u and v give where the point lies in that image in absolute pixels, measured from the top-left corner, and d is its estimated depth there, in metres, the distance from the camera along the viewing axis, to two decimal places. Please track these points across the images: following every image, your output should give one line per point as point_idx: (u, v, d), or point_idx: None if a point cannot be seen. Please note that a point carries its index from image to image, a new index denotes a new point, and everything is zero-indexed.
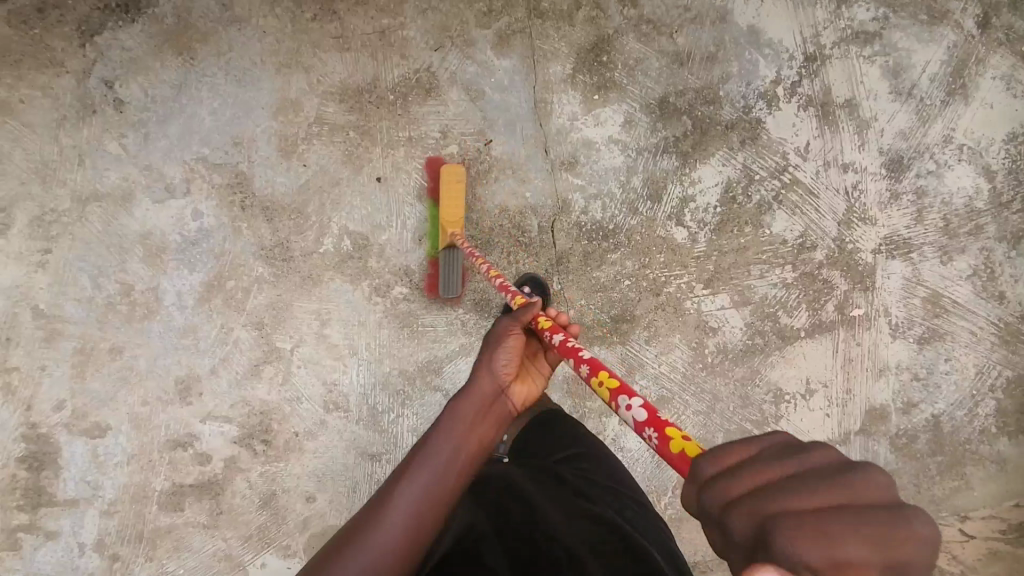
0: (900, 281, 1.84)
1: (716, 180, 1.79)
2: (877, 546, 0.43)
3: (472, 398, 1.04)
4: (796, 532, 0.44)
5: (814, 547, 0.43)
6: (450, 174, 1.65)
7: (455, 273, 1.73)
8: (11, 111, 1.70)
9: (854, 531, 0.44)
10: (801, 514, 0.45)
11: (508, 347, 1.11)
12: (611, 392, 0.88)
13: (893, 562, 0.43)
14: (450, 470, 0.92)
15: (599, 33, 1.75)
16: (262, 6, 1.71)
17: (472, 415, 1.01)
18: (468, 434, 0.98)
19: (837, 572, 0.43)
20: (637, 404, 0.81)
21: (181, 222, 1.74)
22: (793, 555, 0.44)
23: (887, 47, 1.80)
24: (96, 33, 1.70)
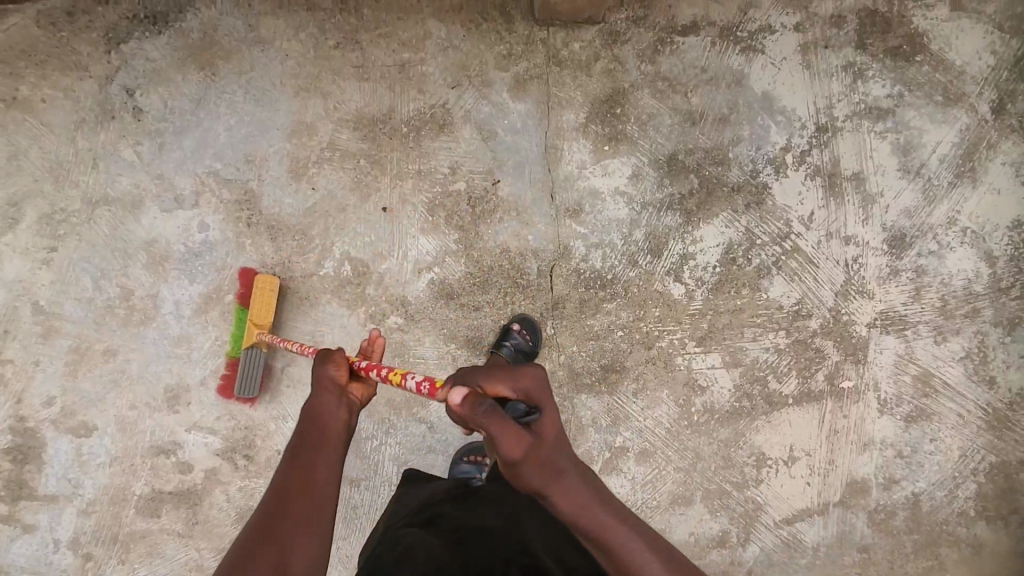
0: (892, 356, 1.85)
1: (718, 240, 1.80)
2: (509, 373, 0.95)
3: (326, 396, 1.10)
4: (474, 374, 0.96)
5: (480, 376, 0.95)
6: (263, 284, 1.69)
7: (251, 372, 1.70)
8: (32, 109, 1.73)
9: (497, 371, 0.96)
10: (480, 369, 0.97)
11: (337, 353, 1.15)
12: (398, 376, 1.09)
13: (517, 381, 0.95)
14: (327, 470, 0.99)
15: (615, 86, 1.77)
16: (288, 30, 1.74)
17: (329, 413, 1.08)
18: (330, 430, 1.05)
19: (489, 385, 0.94)
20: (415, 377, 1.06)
21: (187, 233, 1.76)
22: (471, 382, 0.94)
23: (899, 124, 1.81)
24: (122, 41, 1.74)
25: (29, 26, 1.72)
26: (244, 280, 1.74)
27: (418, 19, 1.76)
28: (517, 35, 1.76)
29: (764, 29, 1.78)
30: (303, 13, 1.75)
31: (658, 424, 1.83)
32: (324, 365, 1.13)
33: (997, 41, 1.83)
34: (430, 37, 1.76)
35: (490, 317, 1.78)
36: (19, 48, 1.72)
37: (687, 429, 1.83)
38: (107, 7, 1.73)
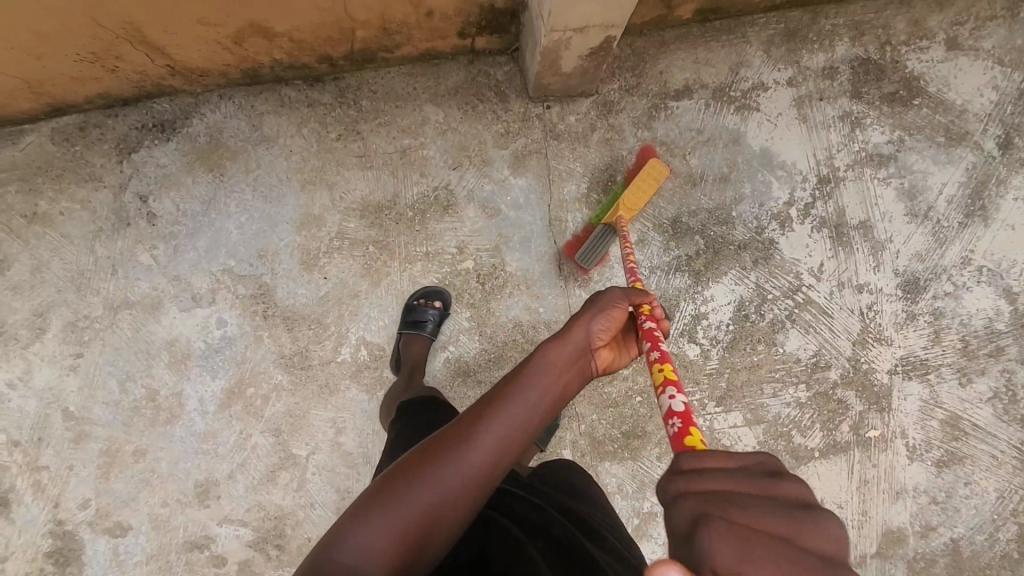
0: (918, 402, 1.80)
1: (729, 298, 1.80)
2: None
3: (567, 349, 1.03)
4: (719, 537, 0.54)
5: (729, 552, 0.52)
6: (652, 168, 1.67)
7: (595, 246, 1.74)
8: (53, 223, 1.80)
9: (771, 548, 0.52)
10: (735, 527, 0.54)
11: (612, 314, 1.10)
12: (664, 380, 0.97)
13: None
14: (528, 420, 0.94)
15: (614, 154, 1.80)
16: (290, 126, 1.79)
17: (560, 368, 1.00)
18: (551, 385, 0.98)
19: None
20: (678, 399, 0.90)
21: (206, 330, 1.81)
22: (706, 559, 0.53)
23: (902, 169, 1.80)
24: (132, 151, 1.79)
25: (45, 143, 1.80)
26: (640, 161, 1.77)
27: (415, 106, 1.80)
28: (513, 112, 1.80)
29: (757, 87, 1.79)
30: (304, 109, 1.79)
31: None
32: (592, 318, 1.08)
33: (997, 75, 1.82)
34: (428, 122, 1.80)
35: None
36: (36, 166, 1.79)
37: None
38: (117, 119, 1.79)
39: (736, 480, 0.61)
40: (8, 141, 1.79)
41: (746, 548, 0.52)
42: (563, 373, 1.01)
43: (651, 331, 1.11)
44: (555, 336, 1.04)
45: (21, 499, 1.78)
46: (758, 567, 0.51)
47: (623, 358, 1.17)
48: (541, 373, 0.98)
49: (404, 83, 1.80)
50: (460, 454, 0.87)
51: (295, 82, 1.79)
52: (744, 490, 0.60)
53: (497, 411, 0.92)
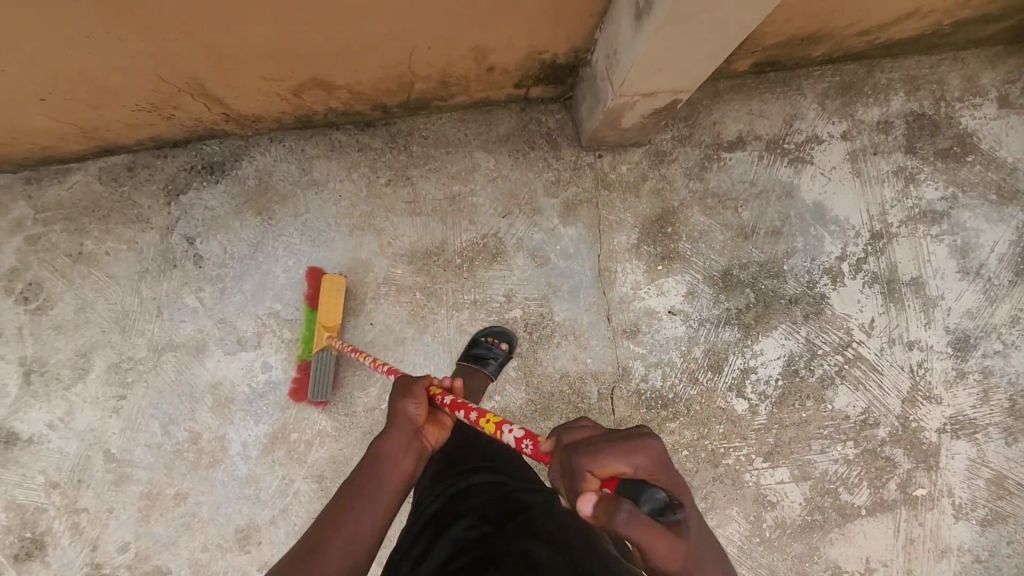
0: (965, 461, 1.79)
1: (779, 352, 1.79)
2: (633, 454, 0.76)
3: (394, 441, 1.02)
4: (587, 456, 0.77)
5: (595, 460, 0.77)
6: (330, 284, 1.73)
7: (319, 377, 1.73)
8: (98, 263, 1.79)
9: (612, 447, 0.77)
10: (591, 449, 0.78)
11: (418, 396, 1.08)
12: (495, 424, 1.00)
13: (643, 462, 0.75)
14: (368, 524, 0.91)
15: (665, 205, 1.79)
16: (340, 171, 1.78)
17: (386, 466, 0.99)
18: (392, 471, 0.99)
19: (608, 471, 0.76)
20: (516, 430, 0.95)
21: (251, 374, 1.79)
22: (585, 469, 0.77)
23: (955, 226, 1.79)
24: (181, 192, 1.78)
25: (91, 182, 1.78)
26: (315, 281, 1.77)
27: (466, 152, 1.79)
28: (564, 161, 1.79)
29: (811, 139, 1.78)
30: (354, 154, 1.78)
31: (730, 545, 1.75)
32: (399, 407, 1.07)
33: None
34: (478, 169, 1.79)
35: None
36: (82, 205, 1.78)
37: (760, 546, 1.75)
38: (166, 160, 1.78)
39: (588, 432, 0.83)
40: (54, 180, 1.78)
41: (603, 450, 0.77)
42: (392, 469, 1.00)
43: (455, 402, 1.08)
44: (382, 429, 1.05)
45: (58, 541, 1.76)
46: (613, 454, 0.76)
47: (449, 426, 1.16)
48: (368, 480, 0.96)
49: (455, 129, 1.79)
50: None
51: (346, 127, 1.79)
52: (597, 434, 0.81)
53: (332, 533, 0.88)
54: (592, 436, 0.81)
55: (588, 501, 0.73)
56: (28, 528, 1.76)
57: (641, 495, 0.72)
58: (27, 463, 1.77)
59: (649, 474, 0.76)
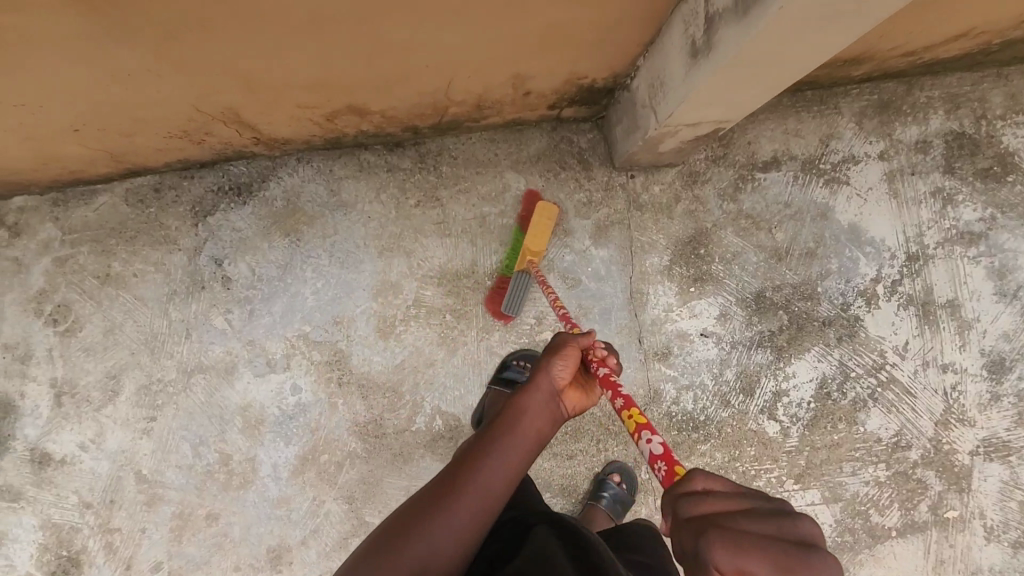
0: (998, 483, 1.77)
1: (812, 374, 1.77)
2: (781, 566, 0.64)
3: (536, 393, 1.14)
4: (721, 542, 0.67)
5: (728, 554, 0.66)
6: (544, 212, 1.67)
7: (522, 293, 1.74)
8: (125, 285, 1.78)
9: (757, 545, 0.65)
10: (728, 531, 0.68)
11: (566, 356, 1.18)
12: (637, 427, 1.07)
13: None
14: (507, 470, 1.01)
15: (698, 227, 1.77)
16: (369, 192, 1.77)
17: (531, 416, 1.10)
18: (527, 431, 1.07)
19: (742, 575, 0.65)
20: (655, 442, 1.00)
21: (280, 396, 1.78)
22: (712, 559, 0.67)
23: (993, 248, 1.77)
24: (208, 214, 1.77)
25: (118, 204, 1.77)
26: (529, 202, 1.76)
27: (496, 173, 1.77)
28: (596, 182, 1.77)
29: (847, 159, 1.77)
30: (383, 174, 1.77)
31: None
32: (548, 365, 1.18)
33: None
34: (509, 190, 1.77)
35: (584, 464, 1.75)
36: (109, 226, 1.77)
37: None
38: (193, 181, 1.77)
39: (728, 501, 0.73)
40: (81, 202, 1.78)
41: (743, 545, 0.66)
42: (534, 420, 1.10)
43: (607, 376, 1.19)
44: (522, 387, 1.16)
45: (92, 560, 1.75)
46: (754, 558, 0.65)
47: (593, 401, 1.25)
48: (513, 425, 1.07)
49: (485, 149, 1.77)
50: (439, 521, 0.93)
51: (375, 147, 1.77)
52: (742, 512, 0.70)
53: (475, 469, 1.00)
54: (728, 511, 0.71)
55: None
56: (63, 547, 1.75)
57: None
58: (60, 483, 1.77)
59: None
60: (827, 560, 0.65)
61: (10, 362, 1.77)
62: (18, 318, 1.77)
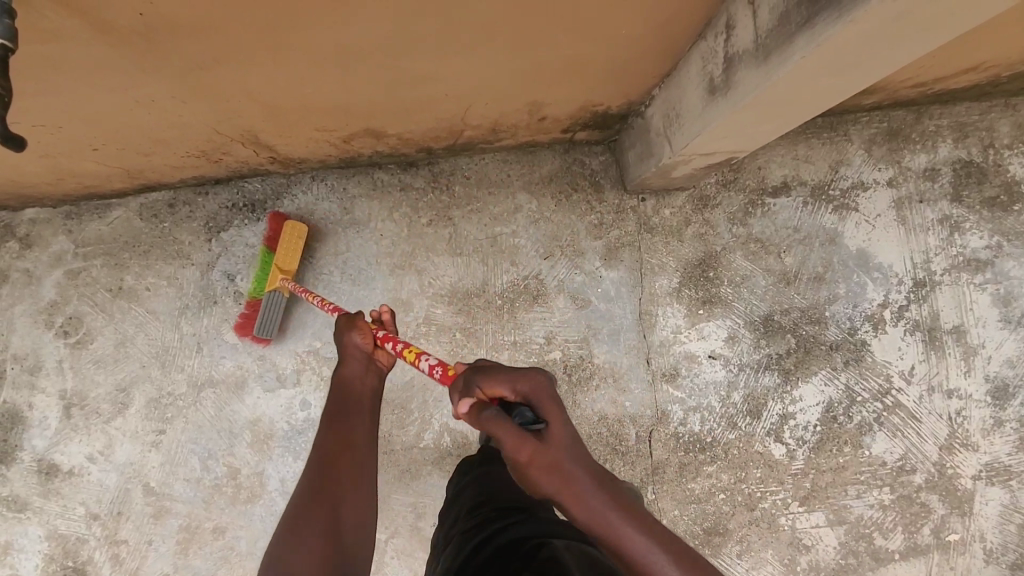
0: (1000, 508, 1.77)
1: (819, 398, 1.79)
2: (510, 379, 0.80)
3: (353, 367, 1.20)
4: (479, 375, 0.84)
5: (477, 380, 0.83)
6: (292, 228, 1.67)
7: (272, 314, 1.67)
8: (138, 298, 1.80)
9: (496, 370, 0.82)
10: (481, 368, 0.86)
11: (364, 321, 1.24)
12: (413, 357, 1.11)
13: (517, 386, 0.79)
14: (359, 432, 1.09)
15: (707, 250, 1.79)
16: (382, 210, 1.79)
17: (358, 385, 1.18)
18: (360, 400, 1.16)
19: (487, 392, 0.81)
20: (432, 359, 1.06)
21: (289, 412, 1.78)
22: (471, 386, 0.83)
23: (998, 275, 1.79)
24: (222, 229, 1.79)
25: (132, 218, 1.79)
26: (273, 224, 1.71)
27: (509, 193, 1.79)
28: (607, 204, 1.79)
29: (856, 186, 1.80)
30: (396, 193, 1.79)
31: None
32: (350, 337, 1.24)
33: None
34: (521, 210, 1.79)
35: None
36: (122, 240, 1.79)
37: None
38: (207, 197, 1.79)
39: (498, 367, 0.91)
40: (95, 215, 1.79)
41: (491, 371, 0.83)
42: (364, 386, 1.18)
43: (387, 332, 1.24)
44: (340, 362, 1.23)
45: (99, 571, 1.75)
46: (496, 379, 0.81)
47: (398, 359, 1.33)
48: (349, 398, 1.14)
49: (498, 170, 1.79)
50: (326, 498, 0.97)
51: (388, 166, 1.79)
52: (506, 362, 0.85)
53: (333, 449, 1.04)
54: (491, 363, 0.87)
55: (464, 406, 0.81)
56: (69, 557, 1.76)
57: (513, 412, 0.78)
58: (67, 494, 1.77)
59: (525, 393, 0.78)
60: (544, 377, 0.80)
61: (19, 373, 1.78)
62: (30, 329, 1.78)
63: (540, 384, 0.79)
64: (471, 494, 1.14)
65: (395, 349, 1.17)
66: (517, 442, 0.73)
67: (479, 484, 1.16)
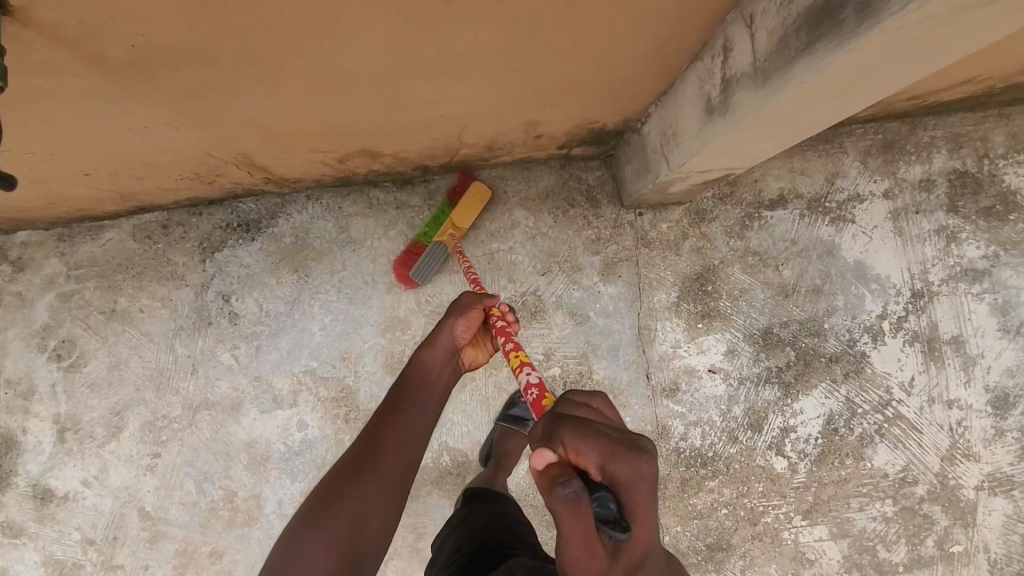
0: (1003, 518, 1.76)
1: (819, 410, 1.78)
2: (607, 461, 0.70)
3: (434, 356, 1.18)
4: (572, 433, 0.73)
5: (571, 439, 0.72)
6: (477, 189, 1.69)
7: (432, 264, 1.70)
8: (132, 320, 1.78)
9: (593, 438, 0.71)
10: (573, 421, 0.74)
11: (470, 317, 1.22)
12: (519, 363, 1.09)
13: (609, 472, 0.70)
14: (416, 426, 1.09)
15: (705, 264, 1.79)
16: (378, 229, 1.77)
17: (433, 375, 1.16)
18: (430, 390, 1.14)
19: (572, 456, 0.72)
20: (530, 374, 1.04)
21: (286, 433, 1.76)
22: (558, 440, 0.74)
23: (996, 285, 1.80)
24: (216, 249, 1.77)
25: (125, 239, 1.77)
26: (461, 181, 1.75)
27: (505, 210, 1.78)
28: (604, 219, 1.79)
29: (852, 198, 1.80)
30: (392, 212, 1.78)
31: None
32: (452, 323, 1.21)
33: None
34: (517, 227, 1.78)
35: None
36: (116, 261, 1.77)
37: None
38: (201, 218, 1.78)
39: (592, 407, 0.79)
40: (88, 237, 1.77)
41: (584, 437, 0.72)
42: (438, 378, 1.17)
43: (503, 327, 1.19)
44: (423, 342, 1.20)
45: None
46: (586, 449, 0.71)
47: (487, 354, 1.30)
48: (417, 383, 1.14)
49: (494, 187, 1.79)
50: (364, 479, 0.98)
51: (384, 185, 1.79)
52: (604, 422, 0.75)
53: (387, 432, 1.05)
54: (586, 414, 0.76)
55: (543, 462, 0.74)
56: None
57: (596, 498, 0.72)
58: (63, 519, 1.74)
59: (615, 483, 0.70)
60: (649, 468, 0.71)
61: (13, 398, 1.76)
62: (23, 353, 1.76)
63: (639, 483, 0.70)
64: (451, 541, 1.25)
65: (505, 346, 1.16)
66: (593, 544, 0.69)
67: (450, 539, 1.28)
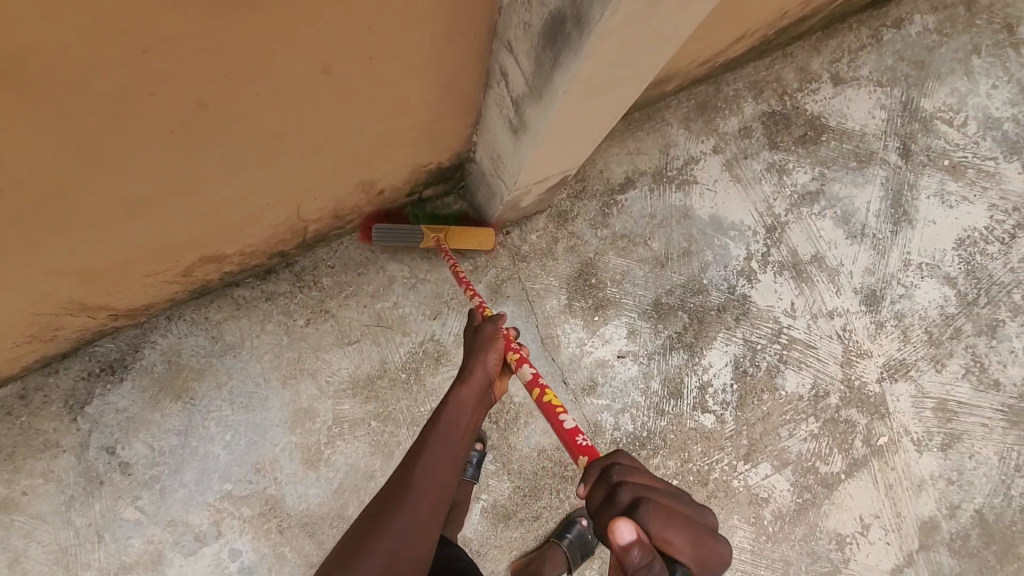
0: (909, 399, 1.92)
1: (725, 359, 1.88)
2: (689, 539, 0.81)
3: (472, 386, 1.18)
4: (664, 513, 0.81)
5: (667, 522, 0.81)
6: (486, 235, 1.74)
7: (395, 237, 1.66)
8: (13, 508, 1.59)
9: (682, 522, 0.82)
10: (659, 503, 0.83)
11: (497, 349, 1.23)
12: (552, 404, 1.10)
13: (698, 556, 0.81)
14: (453, 455, 1.07)
15: (582, 260, 1.86)
16: (255, 327, 1.70)
17: (469, 404, 1.15)
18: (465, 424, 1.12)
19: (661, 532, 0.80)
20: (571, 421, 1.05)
21: (221, 567, 1.62)
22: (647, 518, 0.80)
23: (831, 200, 1.99)
24: (85, 403, 1.63)
25: None
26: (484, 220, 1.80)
27: (378, 268, 1.76)
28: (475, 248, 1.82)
29: (688, 162, 1.94)
30: (264, 305, 1.71)
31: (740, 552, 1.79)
32: (483, 359, 1.22)
33: (881, 96, 2.06)
34: (395, 281, 1.77)
35: (552, 518, 1.74)
36: None
37: (768, 543, 1.80)
38: (59, 375, 1.63)
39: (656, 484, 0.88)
40: None
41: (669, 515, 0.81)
42: (470, 412, 1.15)
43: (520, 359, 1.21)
44: (459, 379, 1.20)
45: None
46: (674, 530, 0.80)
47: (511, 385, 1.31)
48: (451, 412, 1.13)
49: (358, 249, 1.76)
50: (398, 517, 0.96)
51: (248, 281, 1.72)
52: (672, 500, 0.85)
53: (422, 455, 1.05)
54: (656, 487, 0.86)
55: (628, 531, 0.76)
56: None
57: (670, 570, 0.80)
58: None
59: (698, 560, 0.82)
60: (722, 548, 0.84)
61: None
62: None
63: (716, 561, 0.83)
64: None
65: (529, 380, 1.16)
66: None
67: None
